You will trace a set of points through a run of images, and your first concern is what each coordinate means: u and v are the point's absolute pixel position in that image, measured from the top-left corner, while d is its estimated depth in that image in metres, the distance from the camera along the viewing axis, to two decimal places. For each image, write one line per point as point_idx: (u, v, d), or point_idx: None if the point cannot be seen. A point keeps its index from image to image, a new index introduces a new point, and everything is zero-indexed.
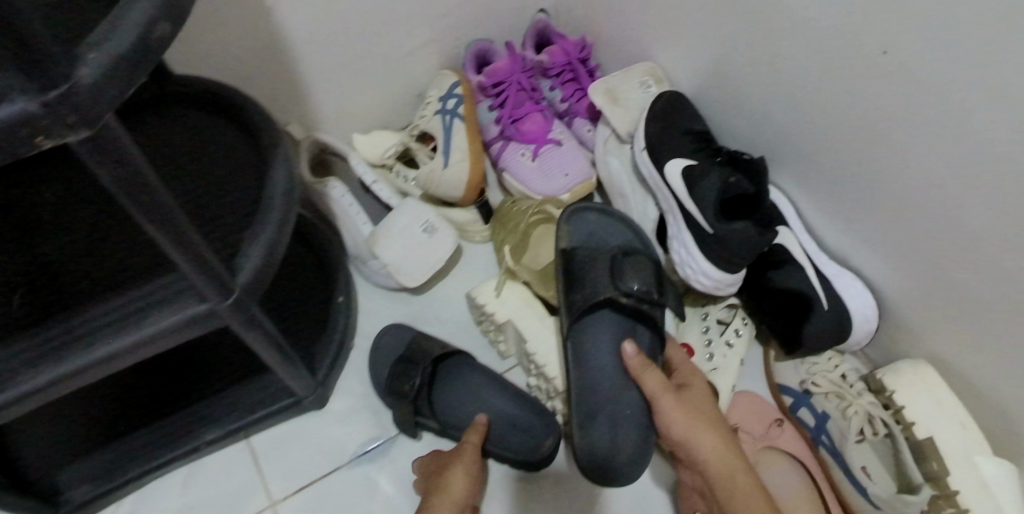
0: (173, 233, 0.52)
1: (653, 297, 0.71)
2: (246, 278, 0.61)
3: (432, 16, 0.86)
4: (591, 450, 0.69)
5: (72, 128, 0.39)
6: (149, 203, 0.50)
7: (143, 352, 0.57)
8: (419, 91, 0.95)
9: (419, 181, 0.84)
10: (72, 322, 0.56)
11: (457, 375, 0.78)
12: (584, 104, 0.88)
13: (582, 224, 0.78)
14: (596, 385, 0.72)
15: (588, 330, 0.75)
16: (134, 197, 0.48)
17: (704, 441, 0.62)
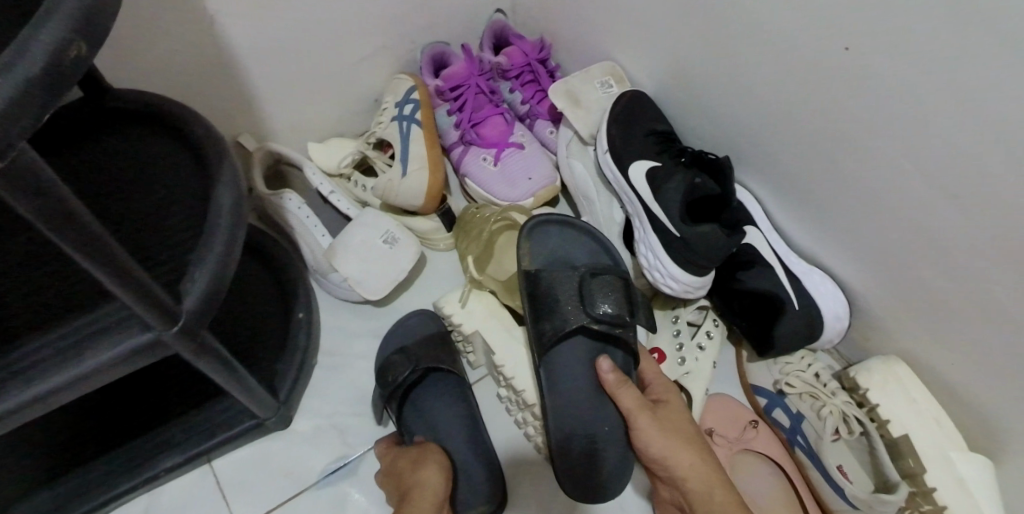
0: (110, 262, 0.49)
1: (625, 319, 0.66)
2: (194, 303, 0.58)
3: (385, 19, 0.83)
4: (574, 474, 0.68)
5: None
6: (87, 239, 0.46)
7: (83, 388, 0.54)
8: (375, 97, 0.92)
9: (377, 191, 0.81)
10: (6, 360, 0.53)
11: (432, 391, 0.76)
12: (546, 106, 0.85)
13: (543, 241, 0.74)
14: (571, 408, 0.69)
15: (561, 354, 0.71)
16: (68, 233, 0.45)
17: (682, 459, 0.61)
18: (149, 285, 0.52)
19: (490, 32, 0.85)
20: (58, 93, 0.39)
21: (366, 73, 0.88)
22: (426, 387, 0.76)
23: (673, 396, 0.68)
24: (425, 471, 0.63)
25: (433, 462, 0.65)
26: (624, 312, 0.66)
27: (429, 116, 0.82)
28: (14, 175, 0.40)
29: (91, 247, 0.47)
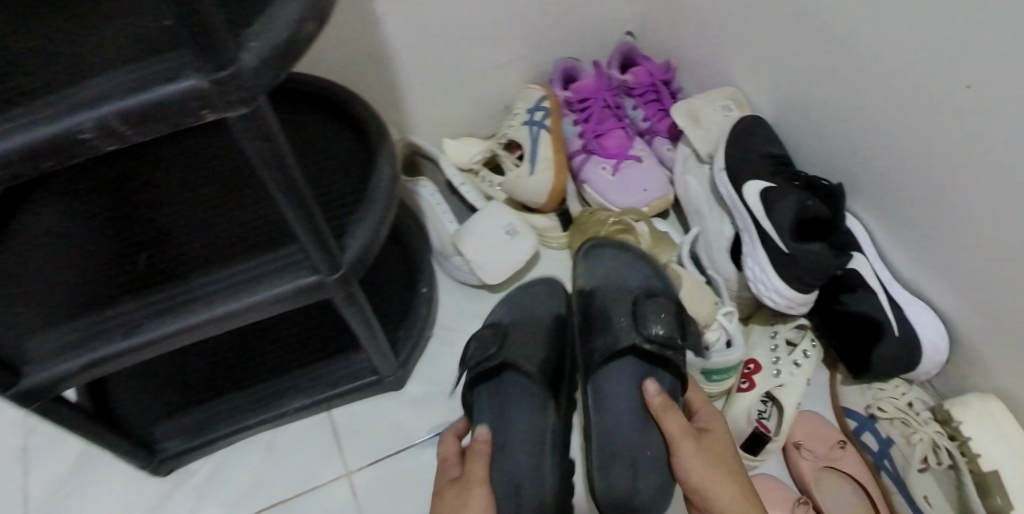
0: (298, 206, 0.59)
1: (676, 341, 0.69)
2: (353, 257, 0.66)
3: (523, 33, 0.92)
4: (612, 498, 0.68)
5: (234, 106, 0.50)
6: (283, 183, 0.57)
7: (252, 315, 0.66)
8: (506, 104, 1.00)
9: (505, 187, 0.89)
10: (197, 284, 0.66)
11: (511, 393, 0.74)
12: (665, 124, 0.92)
13: (599, 263, 0.81)
14: (614, 430, 0.71)
15: (608, 376, 0.74)
16: (270, 175, 0.56)
17: (719, 491, 0.58)
18: (321, 231, 0.62)
19: (619, 53, 0.91)
20: (285, 57, 0.51)
21: (501, 81, 0.97)
22: (506, 386, 0.75)
23: (721, 426, 0.65)
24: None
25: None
26: (675, 334, 0.69)
27: (557, 123, 0.89)
28: (246, 119, 0.51)
29: (284, 190, 0.57)
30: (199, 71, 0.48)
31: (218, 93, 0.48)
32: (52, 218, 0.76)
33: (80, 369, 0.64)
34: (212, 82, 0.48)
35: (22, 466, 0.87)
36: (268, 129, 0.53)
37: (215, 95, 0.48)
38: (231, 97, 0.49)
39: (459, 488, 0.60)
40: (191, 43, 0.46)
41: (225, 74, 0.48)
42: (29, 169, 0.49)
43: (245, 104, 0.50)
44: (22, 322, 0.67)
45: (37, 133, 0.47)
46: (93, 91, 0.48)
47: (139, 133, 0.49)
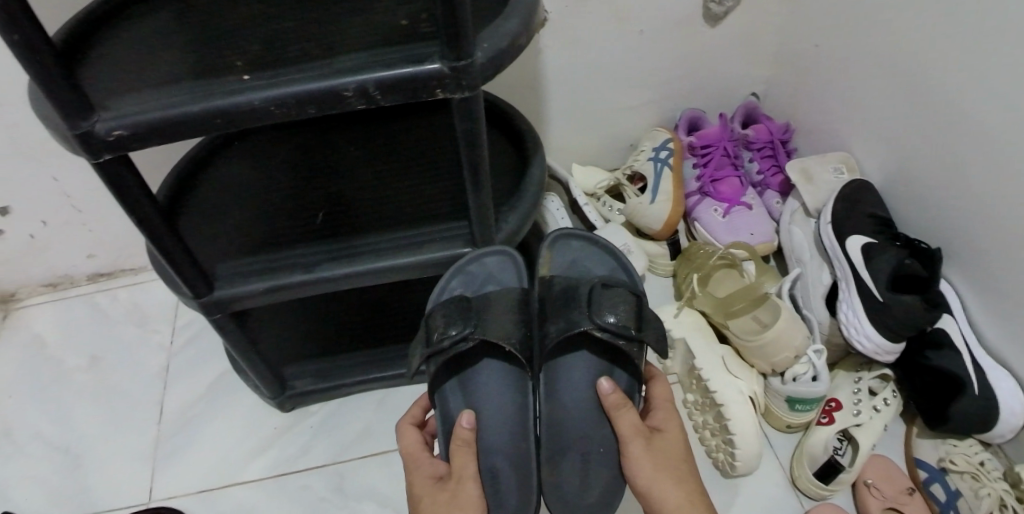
0: (476, 182, 0.68)
1: (630, 332, 0.74)
2: (503, 238, 0.77)
3: (659, 81, 1.08)
4: (560, 493, 0.77)
5: (461, 88, 0.59)
6: (471, 165, 0.66)
7: (410, 272, 0.75)
8: (631, 143, 1.16)
9: (626, 212, 1.02)
10: (368, 242, 0.76)
11: (479, 382, 0.81)
12: (777, 180, 1.07)
13: (565, 251, 0.83)
14: (568, 423, 0.80)
15: (565, 366, 0.81)
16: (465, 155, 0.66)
17: (662, 488, 0.67)
18: (488, 214, 0.72)
19: (743, 110, 1.10)
20: (507, 58, 0.61)
21: (634, 121, 1.13)
22: (477, 373, 0.81)
23: (672, 426, 0.73)
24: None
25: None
26: (630, 325, 0.74)
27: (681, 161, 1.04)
28: (463, 105, 0.61)
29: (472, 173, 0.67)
30: (445, 57, 0.57)
31: (454, 77, 0.58)
32: (230, 167, 0.87)
33: (260, 291, 0.74)
34: (452, 69, 0.58)
35: (164, 382, 0.99)
36: (476, 117, 0.63)
37: (453, 78, 0.58)
38: (463, 82, 0.59)
39: (452, 488, 0.69)
40: (445, 38, 0.56)
41: (464, 63, 0.58)
42: (296, 113, 0.60)
43: (471, 89, 0.59)
44: (217, 248, 0.78)
45: (311, 86, 0.58)
46: (356, 63, 0.60)
47: (384, 100, 0.60)
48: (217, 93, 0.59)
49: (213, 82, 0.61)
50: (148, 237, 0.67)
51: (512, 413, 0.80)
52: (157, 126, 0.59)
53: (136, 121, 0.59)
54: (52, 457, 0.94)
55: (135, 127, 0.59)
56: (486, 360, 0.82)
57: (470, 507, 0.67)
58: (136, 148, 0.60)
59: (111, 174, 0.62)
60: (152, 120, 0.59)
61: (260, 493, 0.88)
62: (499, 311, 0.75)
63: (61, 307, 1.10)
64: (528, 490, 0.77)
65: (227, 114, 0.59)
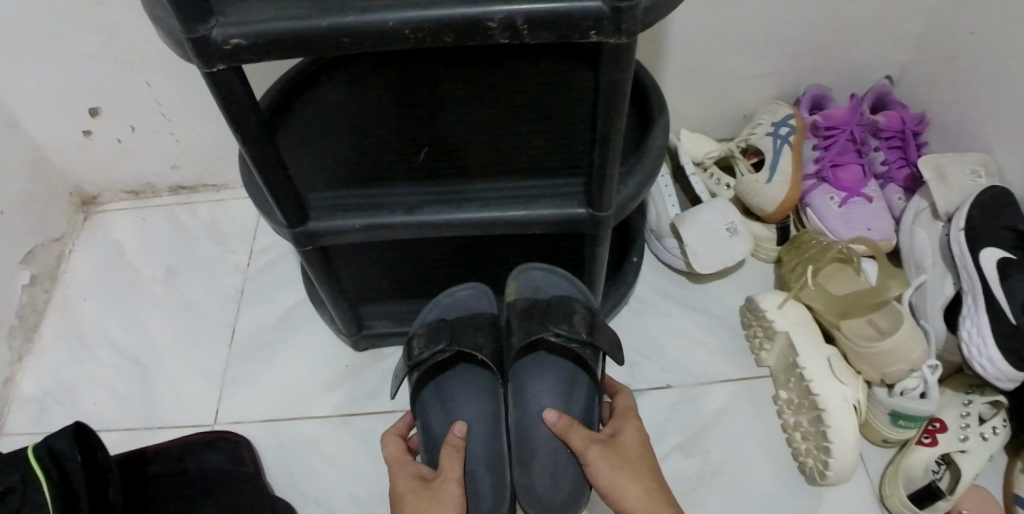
0: (604, 142, 0.61)
1: (580, 336, 0.75)
2: (620, 203, 0.69)
3: (786, 51, 1.01)
4: (532, 496, 0.77)
5: (618, 35, 0.51)
6: (605, 119, 0.59)
7: (515, 228, 0.70)
8: (746, 114, 1.11)
9: (737, 187, 0.96)
10: (473, 189, 0.71)
11: (454, 389, 0.83)
12: (903, 174, 1.01)
13: (527, 280, 0.83)
14: (534, 426, 0.81)
15: (534, 375, 0.83)
16: (602, 107, 0.58)
17: (624, 488, 0.66)
18: (611, 175, 0.64)
19: (874, 94, 1.03)
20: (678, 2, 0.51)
21: (751, 90, 1.07)
22: (451, 380, 0.84)
23: (625, 434, 0.72)
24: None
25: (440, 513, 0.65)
26: (582, 331, 0.75)
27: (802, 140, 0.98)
28: (613, 52, 0.53)
29: (606, 126, 0.59)
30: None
31: (613, 18, 0.50)
32: (329, 93, 0.82)
33: (357, 229, 0.69)
34: (613, 9, 0.49)
35: (239, 306, 0.98)
36: (624, 66, 0.54)
37: (613, 20, 0.49)
38: (622, 26, 0.50)
39: (435, 488, 0.68)
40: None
41: (628, 4, 0.49)
42: (432, 41, 0.52)
43: (628, 36, 0.51)
44: (314, 176, 0.74)
45: (455, 11, 0.50)
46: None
47: (530, 37, 0.52)
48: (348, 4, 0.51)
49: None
50: (257, 153, 0.61)
51: (485, 418, 0.81)
52: (276, 39, 0.51)
53: (256, 32, 0.50)
54: (123, 367, 0.94)
55: (254, 38, 0.50)
56: (461, 366, 0.84)
57: (452, 504, 0.66)
58: (253, 61, 0.52)
59: (220, 87, 0.54)
60: (271, 31, 0.50)
61: (328, 430, 0.86)
62: (471, 327, 0.79)
63: (141, 216, 1.09)
64: (504, 489, 0.78)
65: (356, 32, 0.51)
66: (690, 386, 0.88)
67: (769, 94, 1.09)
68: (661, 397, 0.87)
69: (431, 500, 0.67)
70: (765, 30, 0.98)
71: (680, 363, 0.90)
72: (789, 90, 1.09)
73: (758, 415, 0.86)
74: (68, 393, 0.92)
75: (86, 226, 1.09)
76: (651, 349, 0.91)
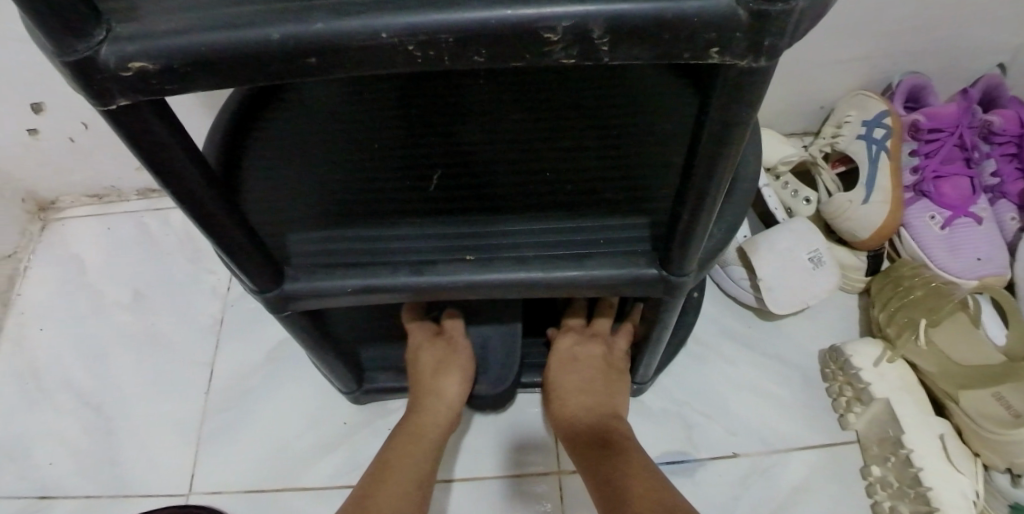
0: (691, 192, 0.45)
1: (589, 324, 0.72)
2: (700, 257, 0.54)
3: (881, 32, 0.83)
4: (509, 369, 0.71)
5: (746, 54, 0.33)
6: (705, 160, 0.42)
7: (561, 291, 0.54)
8: (822, 105, 0.93)
9: (822, 206, 0.78)
10: (509, 235, 0.55)
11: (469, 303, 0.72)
12: (1018, 188, 0.83)
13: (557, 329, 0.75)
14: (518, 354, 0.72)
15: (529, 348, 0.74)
16: (702, 147, 0.41)
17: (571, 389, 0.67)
18: (698, 237, 0.48)
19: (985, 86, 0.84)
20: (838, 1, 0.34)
21: (832, 78, 0.89)
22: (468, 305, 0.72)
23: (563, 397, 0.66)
24: (446, 378, 0.67)
25: (458, 363, 0.68)
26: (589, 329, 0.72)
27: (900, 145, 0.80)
28: (735, 77, 0.35)
29: (705, 175, 0.43)
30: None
31: (751, 30, 0.32)
32: (311, 93, 0.64)
33: (353, 290, 0.54)
34: (755, 14, 0.32)
35: (216, 341, 0.83)
36: (750, 96, 0.36)
37: (750, 33, 0.32)
38: (764, 41, 0.32)
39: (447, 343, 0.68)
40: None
41: (781, 8, 0.31)
42: (452, 63, 0.34)
43: (769, 57, 0.33)
44: (293, 213, 0.57)
45: (490, 12, 0.32)
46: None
47: (612, 55, 0.34)
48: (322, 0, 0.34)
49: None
50: (198, 217, 0.45)
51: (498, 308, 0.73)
52: (214, 58, 0.34)
53: (182, 49, 0.33)
54: (82, 415, 0.79)
55: (169, 59, 0.33)
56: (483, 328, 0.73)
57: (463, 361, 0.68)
58: (174, 93, 0.35)
59: (140, 125, 0.37)
60: (199, 50, 0.33)
61: (327, 505, 0.72)
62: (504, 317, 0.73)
63: (105, 225, 0.93)
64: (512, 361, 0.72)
65: (339, 48, 0.33)
66: (762, 455, 0.72)
67: (853, 81, 0.90)
68: (726, 468, 0.72)
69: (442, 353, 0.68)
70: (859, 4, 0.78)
71: (748, 425, 0.74)
72: (876, 77, 0.90)
73: (846, 495, 0.70)
74: (20, 444, 0.78)
75: (42, 236, 0.93)
76: (712, 405, 0.75)
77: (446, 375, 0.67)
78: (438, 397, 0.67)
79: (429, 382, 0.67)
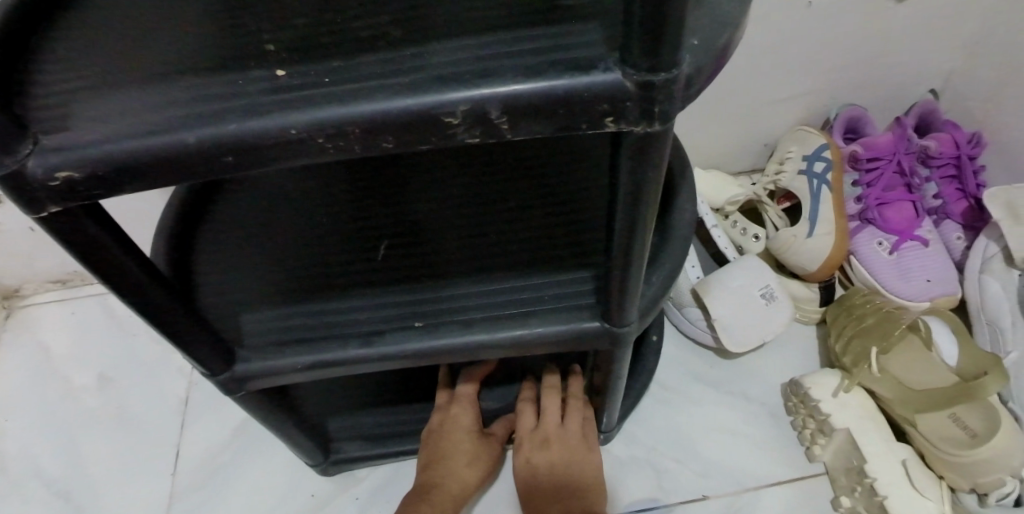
0: (622, 250, 0.45)
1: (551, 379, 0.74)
2: (641, 307, 0.55)
3: (816, 70, 0.86)
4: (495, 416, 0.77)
5: (643, 120, 0.34)
6: (627, 220, 0.43)
7: (512, 350, 0.55)
8: (767, 142, 0.96)
9: (771, 241, 0.80)
10: (454, 299, 0.56)
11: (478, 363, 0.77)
12: (960, 208, 0.85)
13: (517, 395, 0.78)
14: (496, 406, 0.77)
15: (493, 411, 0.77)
16: (620, 209, 0.42)
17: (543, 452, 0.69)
18: (633, 289, 0.49)
19: (918, 112, 0.87)
20: (725, 65, 0.35)
21: (775, 115, 0.92)
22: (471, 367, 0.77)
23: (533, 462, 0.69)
24: (455, 472, 0.69)
25: (475, 460, 0.71)
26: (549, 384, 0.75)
27: (842, 176, 0.82)
28: (637, 142, 0.36)
29: (629, 233, 0.44)
30: (632, 65, 0.31)
31: (642, 99, 0.32)
32: (261, 176, 0.66)
33: (304, 367, 0.54)
34: (640, 85, 0.32)
35: (183, 421, 0.83)
36: (652, 159, 0.37)
37: (640, 103, 0.32)
38: (655, 107, 0.33)
39: (476, 443, 0.71)
40: (634, 32, 0.30)
41: (664, 77, 0.31)
42: (362, 150, 0.34)
43: (663, 121, 0.34)
44: (243, 293, 0.58)
45: (392, 103, 0.33)
46: (457, 64, 0.34)
47: (515, 130, 0.34)
48: (231, 101, 0.34)
49: (224, 79, 0.36)
50: (139, 305, 0.46)
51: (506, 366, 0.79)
52: (131, 163, 0.34)
53: (103, 156, 0.33)
54: (49, 507, 0.78)
55: (93, 166, 0.34)
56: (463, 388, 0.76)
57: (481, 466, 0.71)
58: (103, 197, 0.35)
59: (66, 230, 0.38)
60: (119, 158, 0.33)
61: None
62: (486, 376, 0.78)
63: (71, 311, 0.93)
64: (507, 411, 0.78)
65: (249, 146, 0.33)
66: (733, 495, 0.72)
67: (793, 116, 0.93)
68: (700, 512, 0.71)
69: (455, 450, 0.70)
70: (789, 43, 0.81)
71: (717, 466, 0.74)
72: (816, 111, 0.93)
73: None
74: None
75: (7, 326, 0.92)
76: (680, 449, 0.75)
77: (455, 471, 0.69)
78: (442, 481, 0.69)
79: (442, 475, 0.69)
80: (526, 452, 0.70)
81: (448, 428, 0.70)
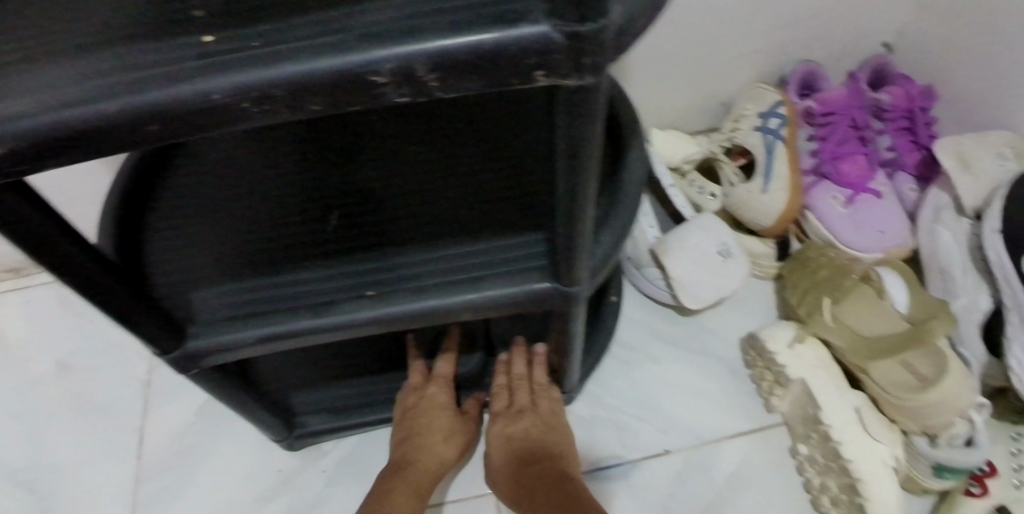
0: (569, 211, 0.45)
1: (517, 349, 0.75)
2: (592, 266, 0.55)
3: (773, 25, 0.85)
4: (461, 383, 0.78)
5: (576, 75, 0.32)
6: (570, 180, 0.42)
7: (466, 314, 0.55)
8: (726, 100, 0.96)
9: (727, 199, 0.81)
10: (407, 266, 0.55)
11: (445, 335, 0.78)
12: (913, 160, 0.86)
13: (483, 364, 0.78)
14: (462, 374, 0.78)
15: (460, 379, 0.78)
16: (561, 167, 0.41)
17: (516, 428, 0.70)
18: (581, 248, 0.49)
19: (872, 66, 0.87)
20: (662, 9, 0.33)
21: (732, 72, 0.91)
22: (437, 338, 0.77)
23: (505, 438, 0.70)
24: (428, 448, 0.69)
25: (447, 439, 0.71)
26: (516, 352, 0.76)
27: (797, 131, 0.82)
28: (570, 97, 0.35)
29: (574, 193, 0.43)
30: (560, 15, 0.30)
31: (572, 51, 0.31)
32: (207, 150, 0.64)
33: (257, 340, 0.54)
34: (569, 36, 0.30)
35: (146, 404, 0.82)
36: (588, 115, 0.36)
37: (570, 57, 0.31)
38: (585, 60, 0.31)
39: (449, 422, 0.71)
40: None
41: (591, 27, 0.30)
42: (288, 113, 0.33)
43: (594, 75, 0.32)
44: (192, 269, 0.57)
45: (313, 64, 0.31)
46: (377, 20, 0.32)
47: (443, 87, 0.33)
48: (144, 69, 0.32)
49: (141, 44, 0.34)
50: (80, 284, 0.44)
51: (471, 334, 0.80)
52: (50, 137, 0.32)
53: (20, 130, 0.32)
54: (13, 497, 0.77)
55: (12, 142, 0.32)
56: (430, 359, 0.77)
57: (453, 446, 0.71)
58: (26, 173, 0.34)
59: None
60: (35, 131, 0.32)
61: None
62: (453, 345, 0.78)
63: (25, 299, 0.91)
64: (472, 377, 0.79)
65: (173, 115, 0.32)
66: (695, 448, 0.74)
67: (751, 73, 0.93)
68: (664, 467, 0.73)
69: (428, 430, 0.70)
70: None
71: (680, 422, 0.75)
72: (773, 68, 0.93)
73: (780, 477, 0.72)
74: None
75: None
76: (645, 407, 0.76)
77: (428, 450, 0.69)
78: (416, 458, 0.68)
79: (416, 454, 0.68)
80: (499, 430, 0.71)
81: (424, 408, 0.71)
